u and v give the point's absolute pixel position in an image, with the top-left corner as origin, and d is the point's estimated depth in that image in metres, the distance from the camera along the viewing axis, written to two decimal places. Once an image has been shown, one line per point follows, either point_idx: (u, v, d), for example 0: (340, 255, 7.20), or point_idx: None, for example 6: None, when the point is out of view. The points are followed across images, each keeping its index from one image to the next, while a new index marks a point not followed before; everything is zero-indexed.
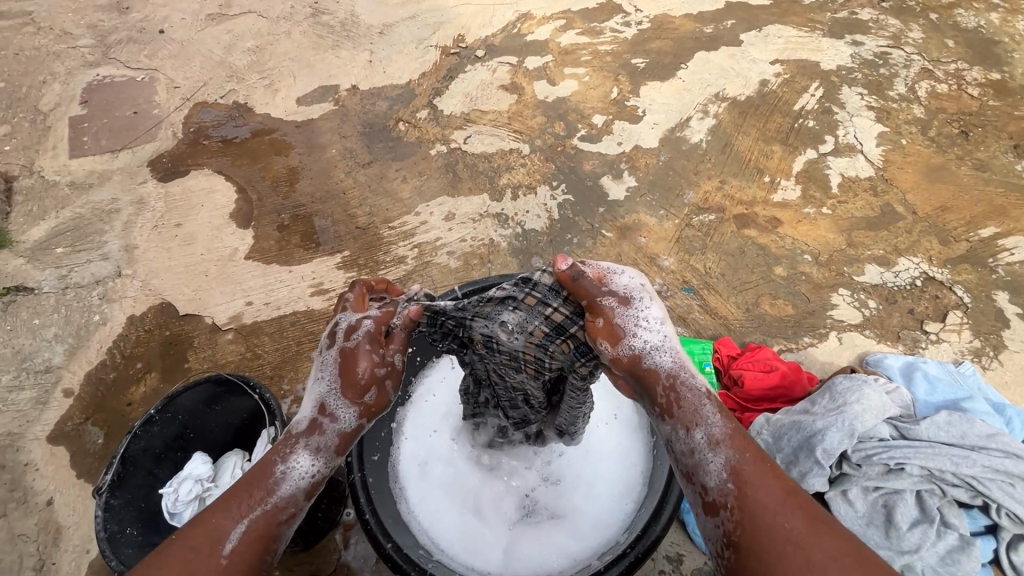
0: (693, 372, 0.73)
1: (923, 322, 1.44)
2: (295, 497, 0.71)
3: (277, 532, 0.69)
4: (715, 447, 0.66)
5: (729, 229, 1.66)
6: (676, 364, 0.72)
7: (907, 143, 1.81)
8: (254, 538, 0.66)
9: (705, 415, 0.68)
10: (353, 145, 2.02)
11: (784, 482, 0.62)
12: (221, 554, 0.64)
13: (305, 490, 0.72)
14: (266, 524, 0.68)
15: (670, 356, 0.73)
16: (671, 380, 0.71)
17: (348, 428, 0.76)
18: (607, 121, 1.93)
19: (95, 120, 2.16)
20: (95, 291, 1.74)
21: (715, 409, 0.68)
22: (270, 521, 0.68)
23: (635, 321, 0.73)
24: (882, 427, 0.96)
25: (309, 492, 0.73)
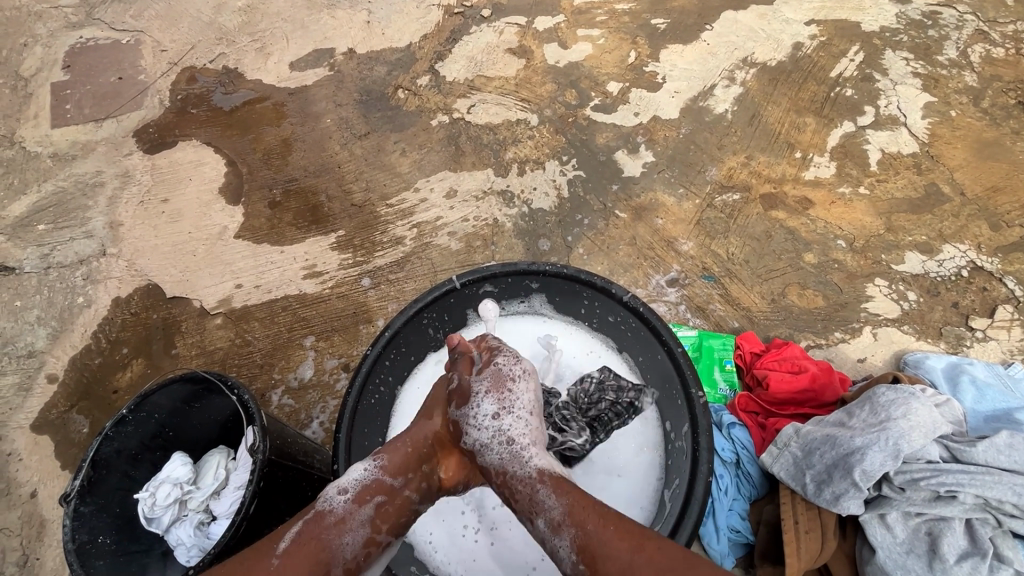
0: (528, 456, 0.79)
1: (968, 318, 1.32)
2: (342, 504, 0.77)
3: (327, 539, 0.73)
4: (557, 528, 0.69)
5: (755, 210, 1.51)
6: (508, 453, 0.80)
7: (956, 115, 1.63)
8: (304, 540, 0.72)
9: (540, 501, 0.73)
10: (349, 114, 1.88)
11: (619, 541, 0.65)
12: (273, 553, 0.70)
13: (351, 498, 0.77)
14: (318, 530, 0.74)
15: (502, 445, 0.80)
16: (502, 475, 0.78)
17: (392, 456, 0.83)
18: (623, 89, 1.77)
19: (78, 86, 2.03)
20: (78, 271, 1.66)
21: (549, 491, 0.73)
22: (320, 523, 0.75)
23: (472, 419, 0.83)
24: (932, 448, 0.87)
25: (357, 500, 0.77)
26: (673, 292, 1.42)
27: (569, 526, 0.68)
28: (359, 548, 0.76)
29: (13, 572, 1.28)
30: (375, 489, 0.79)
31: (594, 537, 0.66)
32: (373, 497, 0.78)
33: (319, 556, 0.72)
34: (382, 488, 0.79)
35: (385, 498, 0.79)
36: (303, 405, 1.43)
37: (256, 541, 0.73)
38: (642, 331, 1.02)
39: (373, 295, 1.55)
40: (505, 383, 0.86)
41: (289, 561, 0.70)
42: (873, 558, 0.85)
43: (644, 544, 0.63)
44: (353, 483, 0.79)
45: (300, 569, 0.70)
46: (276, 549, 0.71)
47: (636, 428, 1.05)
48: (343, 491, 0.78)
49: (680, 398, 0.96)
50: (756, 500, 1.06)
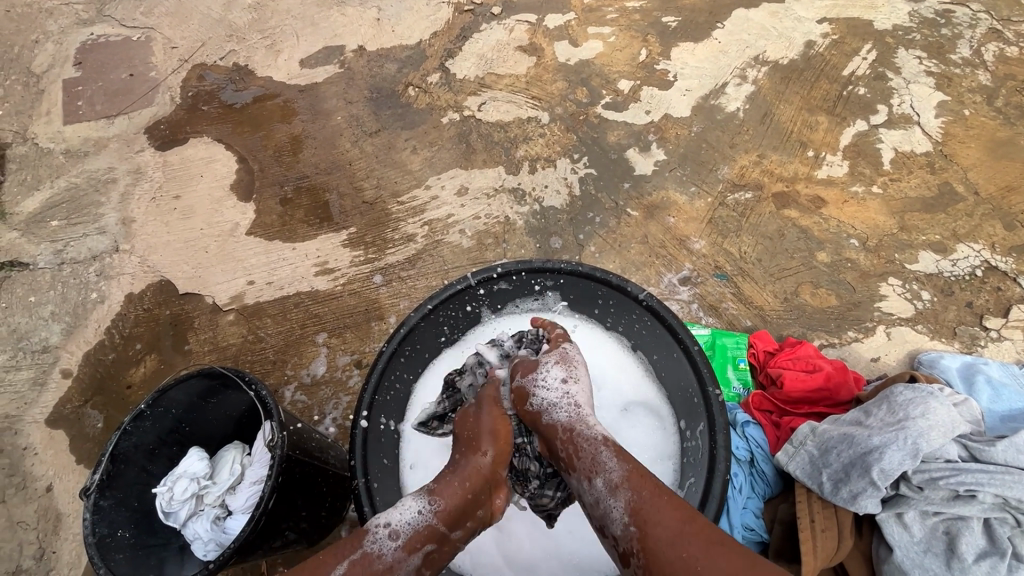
0: (592, 420, 0.88)
1: (982, 318, 1.32)
2: (391, 551, 0.80)
3: None
4: (614, 490, 0.77)
5: (768, 209, 1.51)
6: (576, 414, 0.89)
7: (970, 114, 1.62)
8: None
9: (601, 460, 0.80)
10: (359, 111, 1.88)
11: (671, 508, 0.74)
12: None
13: (401, 545, 0.80)
14: (366, 574, 0.77)
15: (571, 406, 0.90)
16: (568, 432, 0.86)
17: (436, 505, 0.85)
18: (634, 87, 1.76)
19: (90, 83, 2.04)
20: (91, 267, 1.67)
21: (610, 454, 0.81)
22: (368, 567, 0.78)
23: (540, 383, 0.93)
24: (950, 447, 0.87)
25: (407, 547, 0.80)
26: (685, 290, 1.42)
27: (627, 487, 0.76)
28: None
29: (30, 565, 1.29)
30: (424, 537, 0.82)
31: (650, 502, 0.75)
32: (422, 546, 0.81)
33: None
34: (432, 536, 0.82)
35: (435, 546, 0.83)
36: (316, 401, 1.43)
37: (305, 571, 0.77)
38: (659, 329, 1.02)
39: (385, 292, 1.56)
40: (570, 360, 0.96)
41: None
42: (890, 557, 0.85)
43: (695, 518, 0.73)
44: (403, 527, 0.82)
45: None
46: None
47: (652, 432, 1.03)
48: (393, 535, 0.81)
49: (696, 396, 0.97)
50: (770, 498, 1.06)
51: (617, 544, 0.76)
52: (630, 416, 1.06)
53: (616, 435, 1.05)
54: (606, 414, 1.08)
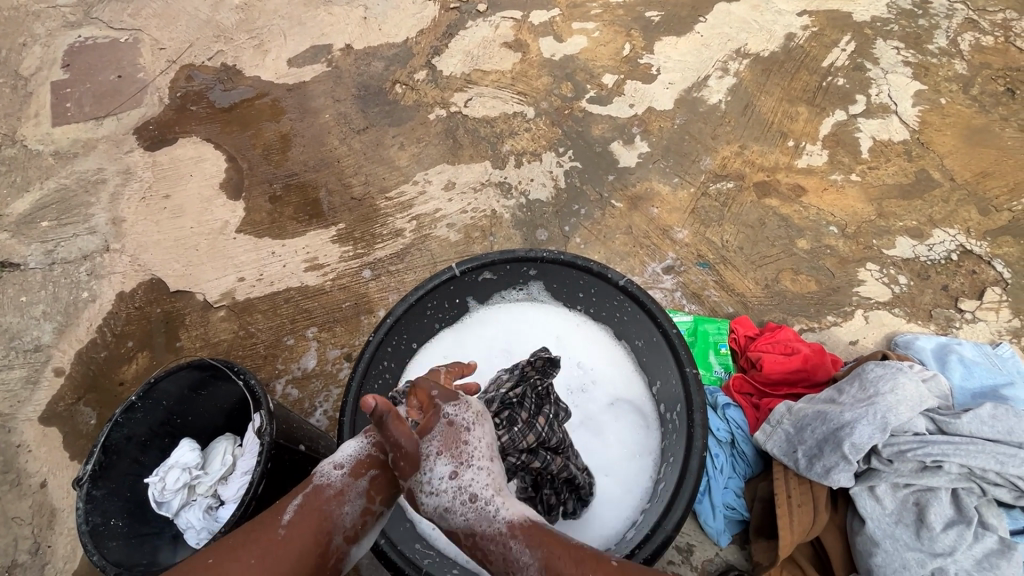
0: (474, 496, 0.75)
1: (958, 300, 1.35)
2: (338, 478, 0.78)
3: (327, 510, 0.75)
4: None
5: (749, 198, 1.54)
6: (474, 512, 0.75)
7: (946, 103, 1.65)
8: (306, 513, 0.75)
9: (512, 558, 0.71)
10: (347, 109, 1.90)
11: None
12: (279, 526, 0.73)
13: (347, 471, 0.78)
14: (318, 502, 0.76)
15: (466, 505, 0.75)
16: (471, 536, 0.74)
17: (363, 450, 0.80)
18: (618, 81, 1.79)
19: (78, 85, 2.05)
20: (82, 267, 1.68)
21: (518, 546, 0.71)
22: (319, 497, 0.76)
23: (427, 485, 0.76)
24: (918, 420, 0.90)
25: (352, 473, 0.78)
26: (668, 278, 1.45)
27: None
28: (358, 518, 0.77)
29: (24, 560, 1.30)
30: (369, 463, 0.79)
31: None
32: (366, 471, 0.78)
33: (320, 527, 0.74)
34: (374, 462, 0.79)
35: (379, 472, 0.79)
36: (307, 394, 1.44)
37: (265, 511, 0.76)
38: (640, 314, 1.04)
39: (374, 286, 1.58)
40: (457, 438, 0.78)
41: (295, 532, 0.73)
42: (863, 529, 0.88)
43: None
44: (347, 457, 0.80)
45: (304, 540, 0.73)
46: (282, 520, 0.74)
47: (631, 423, 1.08)
48: (338, 466, 0.79)
49: (674, 378, 0.99)
50: (751, 478, 1.09)
51: None
52: (617, 407, 1.11)
53: (604, 424, 1.11)
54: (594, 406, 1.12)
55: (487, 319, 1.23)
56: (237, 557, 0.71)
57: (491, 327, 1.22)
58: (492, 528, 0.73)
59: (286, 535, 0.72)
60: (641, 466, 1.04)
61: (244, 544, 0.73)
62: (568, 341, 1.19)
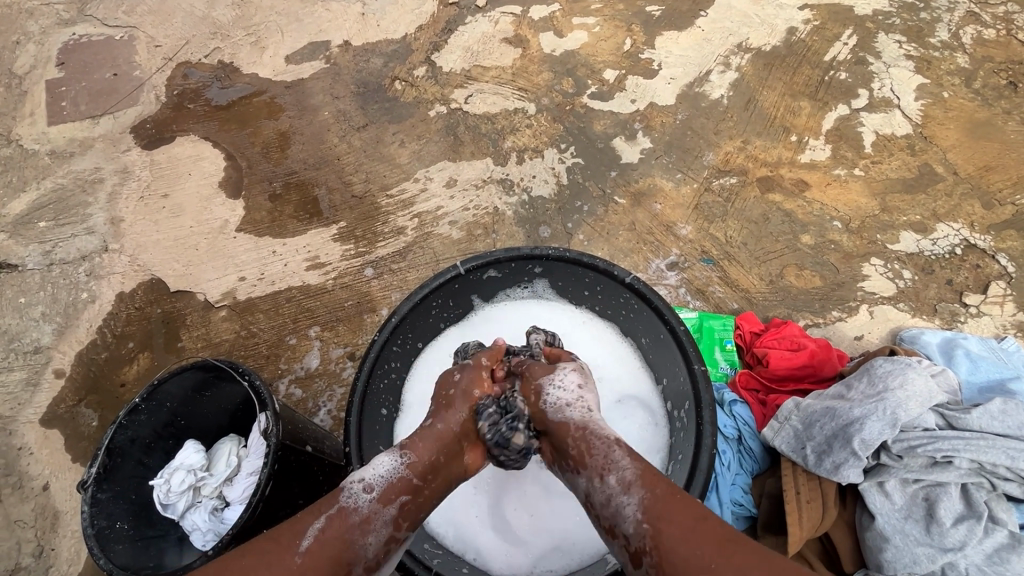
0: (606, 423, 0.81)
1: (962, 295, 1.35)
2: (366, 503, 0.75)
3: (350, 539, 0.73)
4: (627, 489, 0.70)
5: (752, 193, 1.53)
6: (586, 417, 0.81)
7: (949, 96, 1.65)
8: (329, 541, 0.71)
9: (612, 458, 0.74)
10: (346, 106, 1.88)
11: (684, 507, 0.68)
12: (298, 551, 0.70)
13: (375, 498, 0.76)
14: (343, 528, 0.73)
15: (582, 410, 0.82)
16: (581, 429, 0.79)
17: (395, 475, 0.78)
18: (619, 76, 1.78)
19: (73, 83, 2.03)
20: (81, 267, 1.66)
21: (622, 452, 0.74)
22: (344, 523, 0.74)
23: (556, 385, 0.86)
24: (928, 416, 0.90)
25: (381, 499, 0.76)
26: (672, 275, 1.44)
27: (640, 487, 0.69)
28: (381, 546, 0.75)
29: (28, 563, 1.29)
30: (400, 489, 0.77)
31: (658, 502, 0.68)
32: (396, 497, 0.76)
33: (342, 557, 0.72)
34: (407, 488, 0.78)
35: (409, 497, 0.77)
36: (310, 394, 1.43)
37: (278, 534, 0.72)
38: (647, 311, 1.04)
39: (376, 285, 1.57)
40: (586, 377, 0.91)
41: (312, 562, 0.69)
42: (872, 524, 0.88)
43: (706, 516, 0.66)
44: (378, 480, 0.77)
45: (322, 570, 0.69)
46: (299, 546, 0.70)
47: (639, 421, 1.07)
48: (367, 489, 0.76)
49: (683, 375, 0.99)
50: (758, 475, 1.09)
51: (628, 544, 0.68)
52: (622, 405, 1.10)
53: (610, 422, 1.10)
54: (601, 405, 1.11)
55: (490, 316, 1.21)
56: None
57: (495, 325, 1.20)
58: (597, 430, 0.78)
59: (305, 565, 0.68)
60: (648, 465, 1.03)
61: (257, 570, 0.68)
62: (573, 338, 1.17)
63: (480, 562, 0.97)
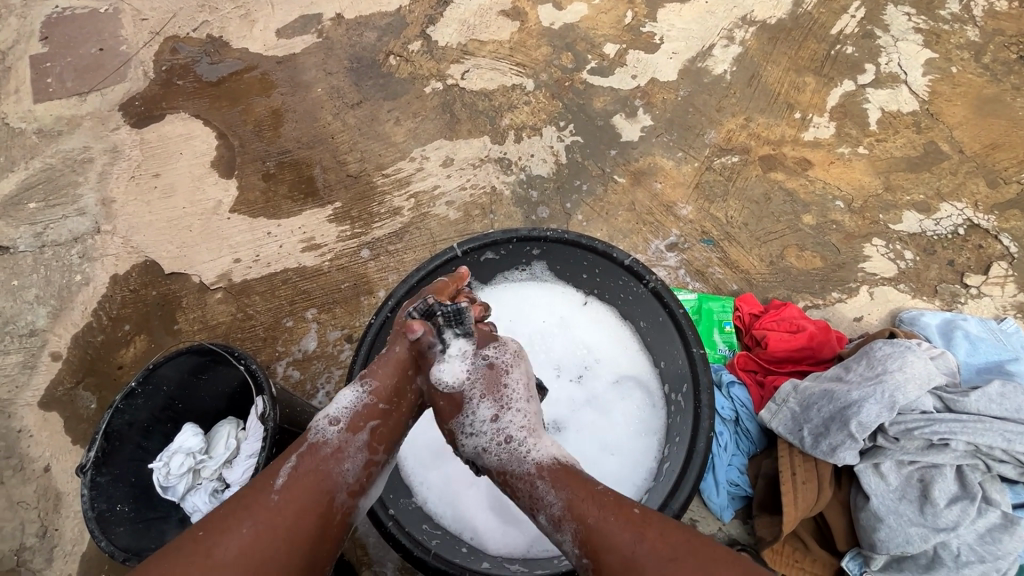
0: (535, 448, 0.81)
1: (964, 276, 1.34)
2: (336, 434, 0.81)
3: (326, 468, 0.78)
4: (559, 523, 0.73)
5: (754, 172, 1.51)
6: (507, 452, 0.81)
7: (957, 72, 1.61)
8: (304, 473, 0.76)
9: (541, 498, 0.75)
10: (340, 83, 1.84)
11: (623, 527, 0.69)
12: (274, 489, 0.75)
13: (344, 427, 0.81)
14: (315, 461, 0.78)
15: (499, 446, 0.82)
16: (502, 474, 0.81)
17: (356, 405, 0.83)
18: (620, 51, 1.73)
19: (58, 59, 1.97)
20: (73, 249, 1.65)
21: (547, 487, 0.76)
22: (317, 455, 0.79)
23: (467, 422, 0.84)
24: (926, 399, 0.90)
25: (350, 427, 0.81)
26: (672, 256, 1.43)
27: (571, 521, 0.72)
28: (360, 471, 0.80)
29: (33, 543, 1.31)
30: (367, 415, 0.83)
31: (599, 526, 0.70)
32: (366, 423, 0.82)
33: (320, 485, 0.76)
34: (374, 413, 0.83)
35: (379, 422, 0.83)
36: (308, 376, 1.43)
37: (254, 479, 0.76)
38: (645, 293, 1.03)
39: (373, 266, 1.55)
40: (498, 380, 0.86)
41: (289, 496, 0.74)
42: (867, 505, 0.89)
43: (646, 533, 0.68)
44: (342, 413, 0.82)
45: (303, 500, 0.74)
46: (274, 483, 0.75)
47: (637, 403, 1.08)
48: (334, 422, 0.82)
49: (681, 357, 0.98)
50: (755, 455, 1.09)
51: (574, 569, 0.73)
52: (620, 387, 1.11)
53: (608, 405, 1.10)
54: (601, 387, 1.12)
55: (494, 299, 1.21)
56: (227, 531, 0.70)
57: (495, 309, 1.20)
58: (523, 469, 0.79)
59: (282, 498, 0.73)
60: (645, 446, 1.04)
61: (239, 514, 0.72)
62: (574, 321, 1.18)
63: (477, 541, 0.98)
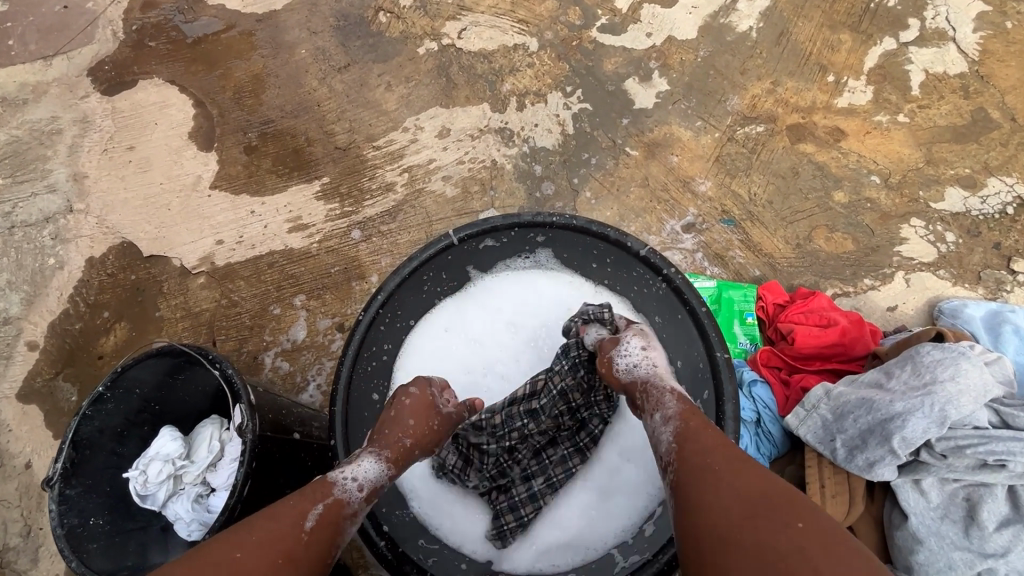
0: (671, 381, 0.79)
1: (1010, 260, 1.22)
2: (358, 500, 0.76)
3: (343, 528, 0.73)
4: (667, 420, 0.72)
5: (781, 143, 1.37)
6: (653, 373, 0.80)
7: (1012, 27, 1.44)
8: (328, 524, 0.71)
9: (664, 399, 0.74)
10: (325, 43, 1.67)
11: (712, 437, 0.67)
12: (304, 529, 0.69)
13: (367, 495, 0.77)
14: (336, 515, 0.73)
15: (650, 367, 0.81)
16: (644, 383, 0.78)
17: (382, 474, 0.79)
18: (634, 5, 1.55)
19: (18, 17, 1.80)
20: (46, 230, 1.54)
21: (674, 396, 0.74)
22: (341, 512, 0.73)
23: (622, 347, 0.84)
24: (980, 412, 0.81)
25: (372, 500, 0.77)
26: (689, 238, 1.31)
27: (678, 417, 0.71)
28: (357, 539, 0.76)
29: (18, 542, 1.27)
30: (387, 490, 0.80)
31: (690, 434, 0.68)
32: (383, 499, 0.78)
33: (331, 544, 0.71)
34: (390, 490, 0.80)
35: None
36: (298, 368, 1.34)
37: (280, 509, 0.69)
38: (662, 288, 0.93)
39: (364, 249, 1.44)
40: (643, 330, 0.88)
41: (312, 544, 0.69)
42: (905, 524, 0.81)
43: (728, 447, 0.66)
44: (370, 479, 0.78)
45: (319, 555, 0.69)
46: (305, 524, 0.69)
47: None
48: (361, 486, 0.76)
49: (701, 358, 0.89)
50: (778, 459, 1.00)
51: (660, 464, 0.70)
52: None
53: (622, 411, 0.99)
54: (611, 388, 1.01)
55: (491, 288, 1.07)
56: (254, 559, 0.63)
57: (497, 299, 1.07)
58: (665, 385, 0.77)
59: (311, 543, 0.68)
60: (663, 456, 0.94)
61: (269, 538, 0.66)
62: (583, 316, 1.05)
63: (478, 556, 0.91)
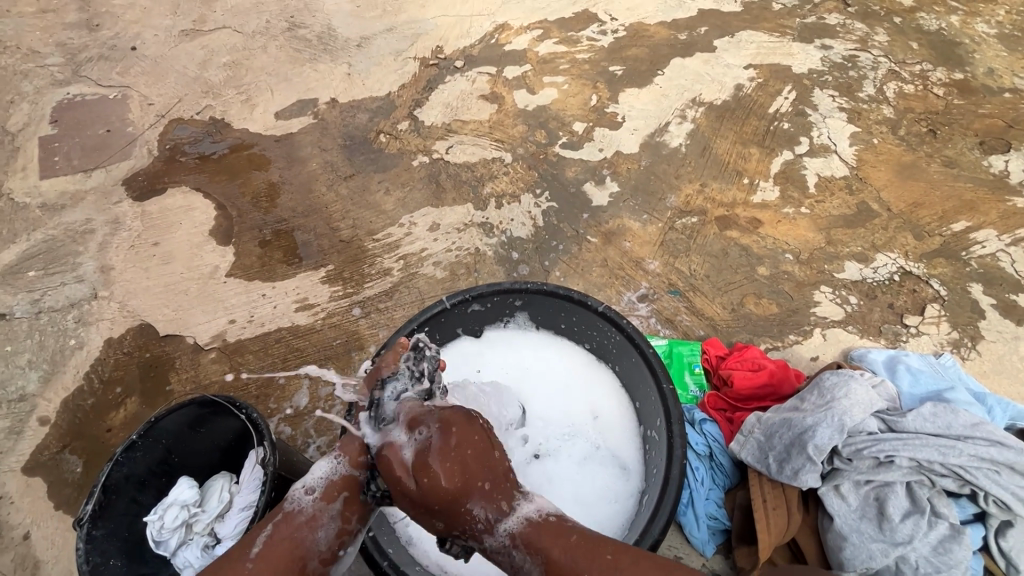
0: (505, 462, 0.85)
1: (903, 316, 1.48)
2: (310, 503, 0.82)
3: (298, 536, 0.79)
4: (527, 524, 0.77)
5: (712, 231, 1.68)
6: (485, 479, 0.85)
7: (878, 142, 1.85)
8: (279, 538, 0.78)
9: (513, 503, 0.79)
10: (334, 158, 2.00)
11: (578, 544, 0.73)
12: (250, 555, 0.76)
13: (318, 496, 0.83)
14: (290, 529, 0.79)
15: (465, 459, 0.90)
16: None
17: (337, 478, 0.85)
18: (587, 128, 1.94)
19: (67, 139, 2.11)
20: (70, 315, 1.70)
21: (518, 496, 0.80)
22: (292, 523, 0.80)
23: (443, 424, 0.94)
24: (870, 421, 1.04)
25: (325, 496, 0.83)
26: (643, 306, 1.55)
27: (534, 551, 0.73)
28: (333, 539, 0.81)
29: None
30: (340, 485, 0.84)
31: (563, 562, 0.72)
32: (338, 494, 0.83)
33: (293, 553, 0.77)
34: (347, 483, 0.84)
35: (351, 493, 0.84)
36: (299, 432, 1.47)
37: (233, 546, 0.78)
38: (618, 339, 1.13)
39: (364, 323, 1.64)
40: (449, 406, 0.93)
41: (263, 562, 0.75)
42: (832, 525, 1.00)
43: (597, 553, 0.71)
44: (317, 481, 0.84)
45: (279, 562, 0.76)
46: (250, 552, 0.76)
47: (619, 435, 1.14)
48: (309, 491, 0.83)
49: (653, 394, 1.06)
50: (730, 489, 1.16)
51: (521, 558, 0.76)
52: (602, 451, 1.12)
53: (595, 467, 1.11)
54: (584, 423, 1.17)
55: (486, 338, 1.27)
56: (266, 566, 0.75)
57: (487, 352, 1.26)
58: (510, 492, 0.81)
59: (259, 558, 0.75)
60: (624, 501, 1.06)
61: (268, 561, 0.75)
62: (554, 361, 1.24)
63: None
